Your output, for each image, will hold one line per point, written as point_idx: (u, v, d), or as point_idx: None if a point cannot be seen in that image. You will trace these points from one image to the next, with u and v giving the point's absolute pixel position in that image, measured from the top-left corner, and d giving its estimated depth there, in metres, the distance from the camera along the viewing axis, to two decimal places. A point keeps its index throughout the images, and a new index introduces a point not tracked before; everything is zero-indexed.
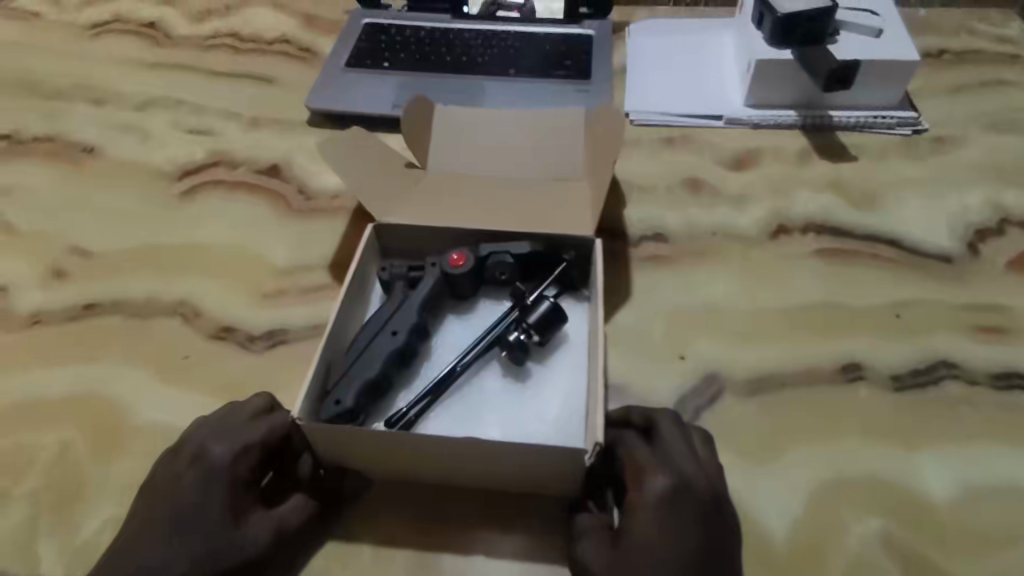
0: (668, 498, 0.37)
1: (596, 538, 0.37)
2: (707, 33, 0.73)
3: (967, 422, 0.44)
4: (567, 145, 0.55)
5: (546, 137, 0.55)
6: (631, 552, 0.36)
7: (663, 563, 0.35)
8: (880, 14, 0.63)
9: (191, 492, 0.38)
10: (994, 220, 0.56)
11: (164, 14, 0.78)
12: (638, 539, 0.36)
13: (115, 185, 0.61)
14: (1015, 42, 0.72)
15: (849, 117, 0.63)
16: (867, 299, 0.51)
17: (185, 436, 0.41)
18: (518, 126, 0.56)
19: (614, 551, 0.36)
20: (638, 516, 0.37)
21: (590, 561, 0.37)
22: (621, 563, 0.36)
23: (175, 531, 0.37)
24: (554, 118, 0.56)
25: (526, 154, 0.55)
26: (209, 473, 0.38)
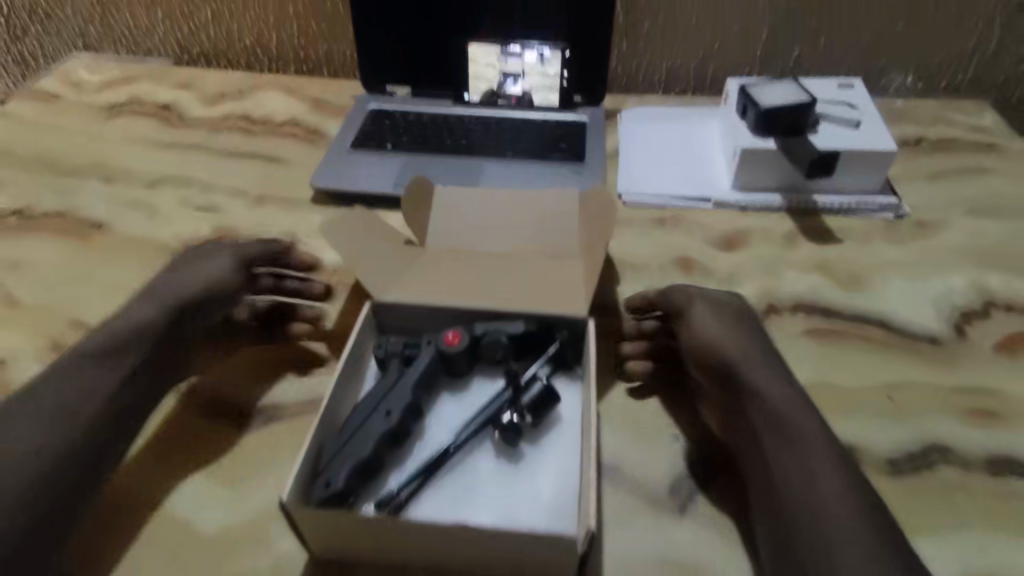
0: (731, 296, 0.52)
1: (694, 298, 0.50)
2: (693, 120, 0.77)
3: (963, 509, 0.44)
4: (565, 226, 0.56)
5: (546, 217, 0.57)
6: (729, 318, 0.49)
7: (744, 316, 0.50)
8: (857, 106, 0.67)
9: (210, 257, 0.53)
10: (979, 303, 0.57)
11: (180, 97, 0.82)
12: (729, 309, 0.50)
13: (120, 259, 0.62)
14: (988, 132, 0.76)
15: (833, 202, 0.65)
16: (858, 380, 0.51)
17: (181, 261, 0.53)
18: (517, 205, 0.58)
19: (711, 312, 0.49)
20: (718, 297, 0.51)
21: (703, 324, 0.48)
22: (712, 309, 0.49)
23: (179, 326, 0.49)
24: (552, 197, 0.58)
25: (525, 234, 0.57)
26: (219, 262, 0.52)
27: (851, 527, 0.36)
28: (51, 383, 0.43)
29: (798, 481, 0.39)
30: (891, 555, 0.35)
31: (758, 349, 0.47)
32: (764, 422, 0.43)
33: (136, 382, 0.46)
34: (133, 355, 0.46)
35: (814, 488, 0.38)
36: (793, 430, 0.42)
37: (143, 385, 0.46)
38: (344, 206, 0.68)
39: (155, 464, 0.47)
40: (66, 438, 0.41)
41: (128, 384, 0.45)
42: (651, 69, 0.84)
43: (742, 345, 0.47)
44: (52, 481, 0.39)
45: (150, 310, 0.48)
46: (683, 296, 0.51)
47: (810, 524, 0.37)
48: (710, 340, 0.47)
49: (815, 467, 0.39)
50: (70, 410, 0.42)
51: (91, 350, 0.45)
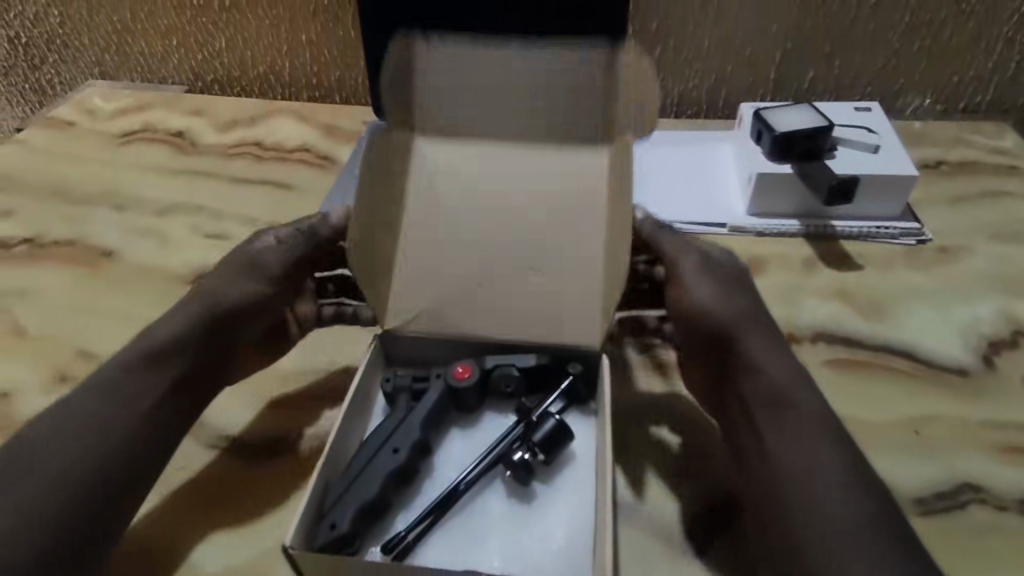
0: (727, 256, 0.52)
1: (689, 256, 0.50)
2: (706, 144, 0.76)
3: (998, 554, 0.42)
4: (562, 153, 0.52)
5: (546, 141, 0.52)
6: (719, 275, 0.49)
7: (735, 272, 0.50)
8: (877, 132, 0.66)
9: (252, 261, 0.51)
10: (1007, 332, 0.55)
11: (193, 124, 0.82)
12: (720, 266, 0.50)
13: (128, 288, 0.62)
14: (1010, 154, 0.75)
15: (851, 227, 0.64)
16: (885, 415, 0.49)
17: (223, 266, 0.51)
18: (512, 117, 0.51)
19: (701, 270, 0.49)
20: (712, 257, 0.50)
21: (696, 282, 0.48)
22: (703, 267, 0.49)
23: (219, 334, 0.48)
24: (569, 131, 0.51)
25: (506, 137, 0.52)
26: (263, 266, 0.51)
27: (845, 514, 0.36)
28: (92, 388, 0.42)
29: (797, 465, 0.39)
30: (878, 548, 0.34)
31: (752, 317, 0.47)
32: (760, 401, 0.42)
33: (181, 395, 0.45)
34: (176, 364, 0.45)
35: (810, 474, 0.38)
36: (788, 409, 0.41)
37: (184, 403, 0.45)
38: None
39: (181, 506, 0.45)
40: (111, 439, 0.40)
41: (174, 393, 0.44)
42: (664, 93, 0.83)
43: (735, 312, 0.47)
44: (99, 476, 0.38)
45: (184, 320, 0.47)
46: (675, 251, 0.51)
47: (807, 511, 0.36)
48: (703, 305, 0.47)
49: (813, 448, 0.39)
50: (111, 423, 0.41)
51: (132, 360, 0.44)
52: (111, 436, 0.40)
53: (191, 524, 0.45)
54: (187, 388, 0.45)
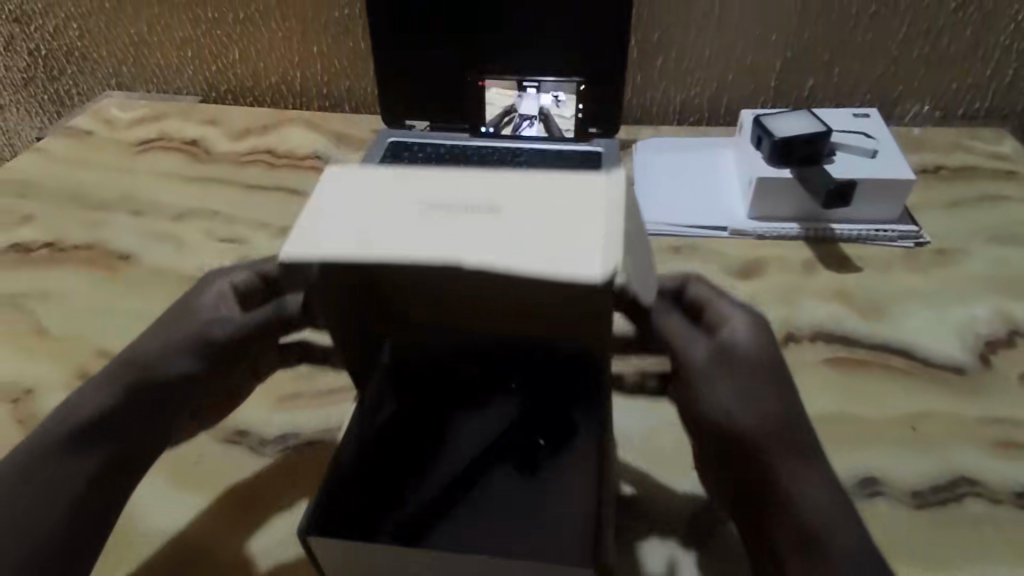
0: (750, 326, 0.43)
1: (695, 348, 0.42)
2: (707, 150, 0.78)
3: (993, 545, 0.42)
4: (584, 208, 0.35)
5: (557, 197, 0.35)
6: (734, 374, 0.41)
7: (756, 361, 0.41)
8: (875, 137, 0.67)
9: (193, 324, 0.44)
10: (1004, 331, 0.56)
11: (207, 132, 0.85)
12: (736, 358, 0.41)
13: (145, 290, 0.64)
14: (1008, 159, 0.76)
15: (850, 230, 0.65)
16: (883, 412, 0.50)
17: (168, 314, 0.45)
18: (482, 216, 0.34)
19: (714, 373, 0.41)
20: (727, 343, 0.42)
21: (708, 392, 0.41)
22: (715, 367, 0.41)
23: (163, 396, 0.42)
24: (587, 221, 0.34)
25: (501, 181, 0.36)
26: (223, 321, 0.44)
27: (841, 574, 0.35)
28: (31, 455, 0.40)
29: None
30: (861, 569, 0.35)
31: (776, 428, 0.39)
32: (787, 531, 0.37)
33: (117, 461, 0.41)
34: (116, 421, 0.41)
35: None
36: (818, 547, 0.36)
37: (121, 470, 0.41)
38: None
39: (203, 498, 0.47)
40: (43, 508, 0.38)
41: (107, 457, 0.40)
42: (666, 102, 0.85)
43: (758, 424, 0.39)
44: (25, 550, 0.36)
45: (117, 388, 0.42)
46: (679, 344, 0.42)
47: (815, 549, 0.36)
48: (721, 420, 0.40)
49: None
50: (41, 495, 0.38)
51: (66, 425, 0.41)
52: (33, 511, 0.37)
53: (250, 523, 0.46)
54: (126, 464, 0.41)
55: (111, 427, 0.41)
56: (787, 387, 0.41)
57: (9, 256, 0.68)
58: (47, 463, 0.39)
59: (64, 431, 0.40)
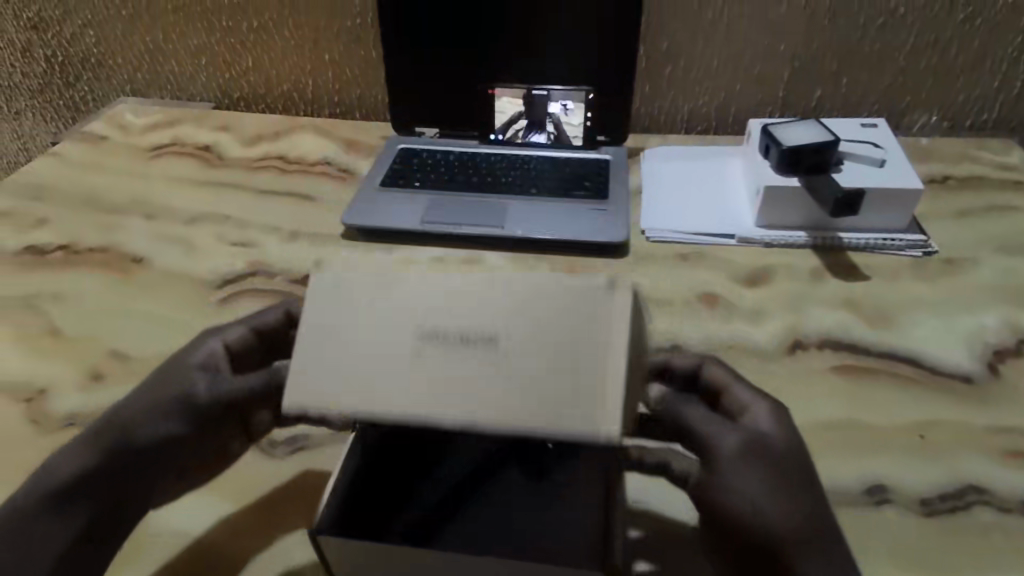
0: (776, 413, 0.41)
1: (726, 437, 0.40)
2: (714, 158, 0.78)
3: (1003, 553, 0.42)
4: (579, 334, 0.32)
5: (556, 326, 0.33)
6: (768, 464, 0.39)
7: (790, 450, 0.40)
8: (882, 147, 0.68)
9: (180, 383, 0.43)
10: (1013, 341, 0.56)
11: (220, 138, 0.86)
12: (771, 447, 0.39)
13: (157, 292, 0.64)
14: (1016, 169, 0.76)
15: (858, 239, 0.65)
16: (891, 419, 0.50)
17: (158, 369, 0.44)
18: (481, 350, 0.33)
19: (747, 462, 0.39)
20: (755, 434, 0.40)
21: (740, 483, 0.38)
22: (749, 456, 0.39)
23: (144, 457, 0.41)
24: (585, 362, 0.32)
25: (497, 296, 0.33)
26: (208, 385, 0.43)
27: None
28: (22, 507, 0.40)
29: None
30: None
31: (803, 529, 0.38)
32: None
33: (102, 519, 0.40)
34: (97, 477, 0.41)
35: None
36: None
37: (106, 528, 0.41)
38: (384, 242, 0.69)
39: (216, 498, 0.48)
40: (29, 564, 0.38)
41: (90, 511, 0.40)
42: (674, 112, 0.86)
43: (784, 523, 0.37)
44: None
45: (98, 450, 0.41)
46: (710, 433, 0.40)
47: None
48: (752, 512, 0.38)
49: None
50: (29, 555, 0.39)
51: (53, 478, 0.41)
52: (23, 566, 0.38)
53: (273, 526, 0.46)
54: (111, 522, 0.41)
55: (93, 486, 0.40)
56: (814, 471, 0.40)
57: (25, 258, 0.69)
58: (35, 519, 0.40)
59: (49, 487, 0.40)
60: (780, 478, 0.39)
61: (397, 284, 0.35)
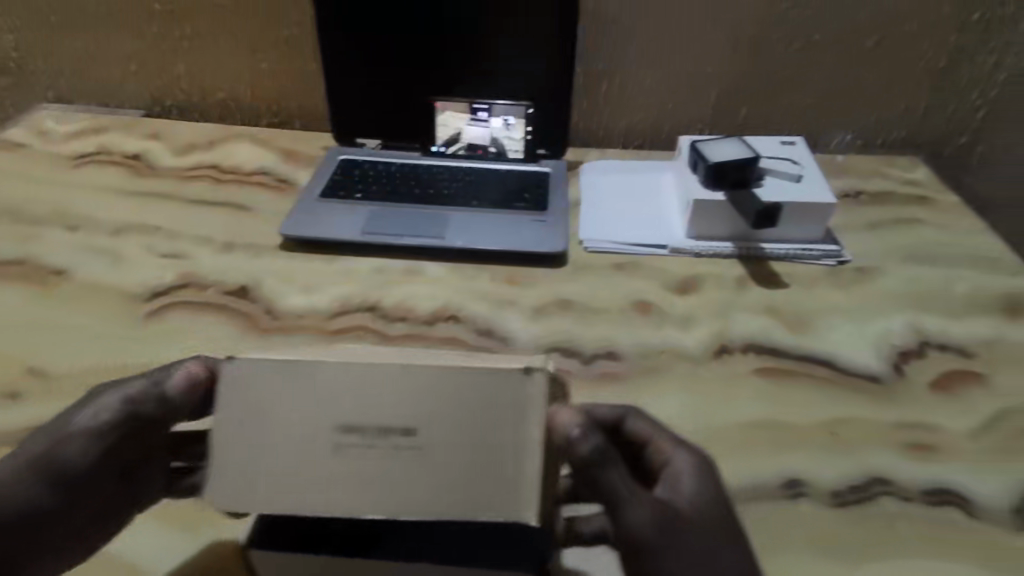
0: (694, 467, 0.41)
1: (644, 514, 0.36)
2: (649, 172, 0.82)
3: (906, 540, 0.46)
4: (497, 422, 0.34)
5: (473, 417, 0.33)
6: (689, 534, 0.38)
7: (710, 511, 0.39)
8: (800, 164, 0.72)
9: (66, 443, 0.40)
10: (916, 343, 0.61)
11: (150, 147, 0.83)
12: (690, 513, 0.39)
13: (80, 305, 0.62)
14: (921, 185, 0.82)
15: (779, 249, 0.69)
16: (806, 417, 0.53)
17: (51, 425, 0.42)
18: (399, 443, 0.33)
19: (667, 537, 0.37)
20: (676, 499, 0.39)
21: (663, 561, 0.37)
22: (670, 531, 0.37)
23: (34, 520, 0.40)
24: (500, 454, 0.34)
25: (411, 393, 0.33)
26: (94, 449, 0.40)
27: None
28: None
29: None
30: None
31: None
32: None
33: None
34: None
35: None
36: None
37: None
38: (325, 252, 0.69)
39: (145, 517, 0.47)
40: None
41: None
42: (611, 127, 0.88)
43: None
44: None
45: None
46: (628, 513, 0.36)
47: None
48: None
49: None
50: None
51: None
52: None
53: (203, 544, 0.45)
54: None
55: None
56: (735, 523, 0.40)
57: None
58: None
59: None
60: (701, 547, 0.38)
61: (309, 373, 0.34)
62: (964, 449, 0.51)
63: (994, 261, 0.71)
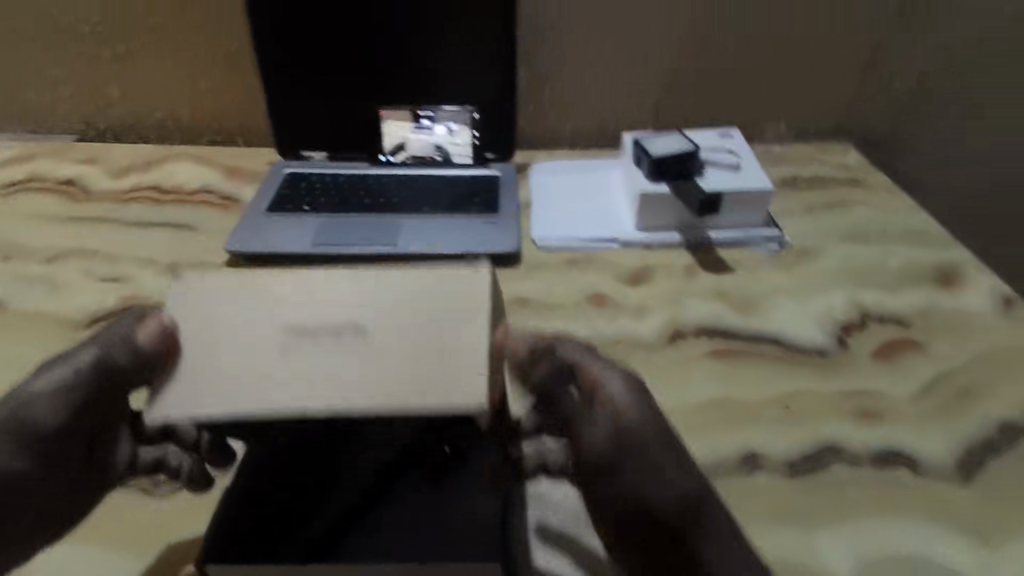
0: (625, 384, 0.41)
1: (597, 427, 0.40)
2: (596, 170, 0.83)
3: (860, 503, 0.48)
4: (435, 314, 0.38)
5: (410, 304, 0.39)
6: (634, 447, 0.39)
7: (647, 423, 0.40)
8: (738, 154, 0.75)
9: (28, 409, 0.40)
10: (857, 317, 0.63)
11: (85, 171, 0.81)
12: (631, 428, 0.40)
13: (15, 336, 0.59)
14: (853, 169, 0.86)
15: (724, 236, 0.72)
16: (758, 394, 0.55)
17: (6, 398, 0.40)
18: (348, 340, 0.37)
19: (619, 448, 0.39)
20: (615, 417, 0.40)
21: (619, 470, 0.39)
22: (620, 442, 0.40)
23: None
24: (442, 327, 0.38)
25: (359, 294, 0.39)
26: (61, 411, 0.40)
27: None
28: None
29: None
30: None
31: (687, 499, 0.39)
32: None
33: None
34: None
35: None
36: None
37: None
38: (275, 266, 0.68)
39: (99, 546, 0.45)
40: None
41: None
42: (557, 129, 0.90)
43: (673, 504, 0.39)
44: None
45: None
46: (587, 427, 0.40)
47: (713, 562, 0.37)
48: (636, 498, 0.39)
49: None
50: None
51: None
52: None
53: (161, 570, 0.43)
54: None
55: None
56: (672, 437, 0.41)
57: None
58: None
59: None
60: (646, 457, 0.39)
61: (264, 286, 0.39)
62: (908, 413, 0.54)
63: (926, 236, 0.74)
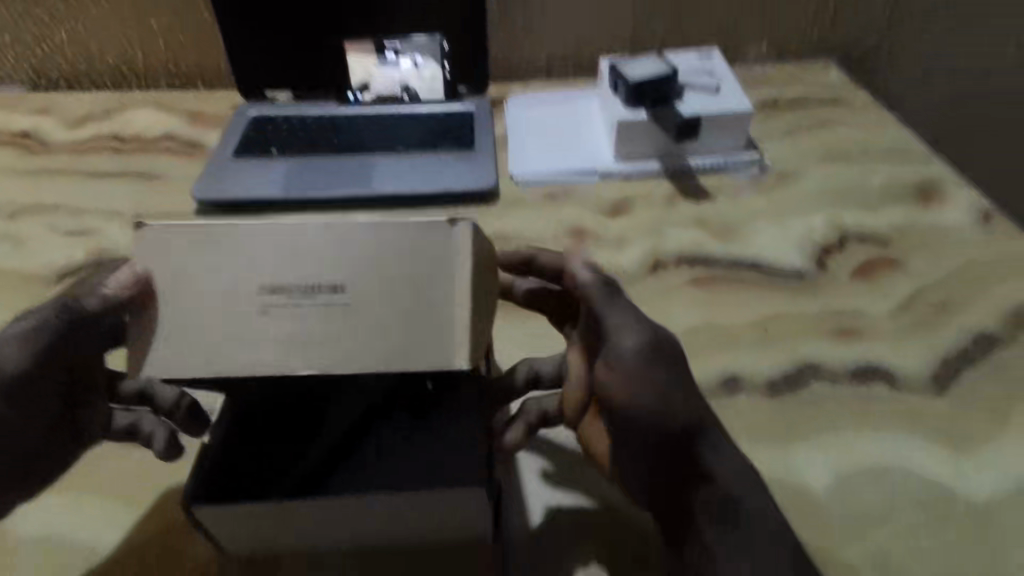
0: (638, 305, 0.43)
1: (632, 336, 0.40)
2: (573, 100, 0.81)
3: (838, 417, 0.49)
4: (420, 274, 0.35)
5: (388, 261, 0.35)
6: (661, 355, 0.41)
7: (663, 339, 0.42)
8: (717, 76, 0.73)
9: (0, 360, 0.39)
10: (836, 238, 0.63)
11: (39, 123, 0.77)
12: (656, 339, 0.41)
13: None
14: (835, 87, 0.84)
15: (704, 163, 0.71)
16: (739, 318, 0.56)
17: None
18: (326, 301, 0.35)
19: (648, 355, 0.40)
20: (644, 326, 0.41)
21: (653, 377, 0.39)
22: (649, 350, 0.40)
23: None
24: (422, 295, 0.35)
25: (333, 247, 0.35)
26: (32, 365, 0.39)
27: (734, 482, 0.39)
28: None
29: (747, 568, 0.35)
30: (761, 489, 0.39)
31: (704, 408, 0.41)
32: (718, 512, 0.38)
33: None
34: None
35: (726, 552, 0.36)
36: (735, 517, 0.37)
37: None
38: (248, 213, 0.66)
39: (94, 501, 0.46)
40: None
41: None
42: (531, 59, 0.87)
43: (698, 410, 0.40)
44: None
45: None
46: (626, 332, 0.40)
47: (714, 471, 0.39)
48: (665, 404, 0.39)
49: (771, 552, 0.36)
50: None
51: None
52: None
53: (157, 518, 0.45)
54: None
55: None
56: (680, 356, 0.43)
57: None
58: None
59: None
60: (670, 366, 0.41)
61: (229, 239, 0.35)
62: (886, 329, 0.55)
63: (907, 153, 0.74)
